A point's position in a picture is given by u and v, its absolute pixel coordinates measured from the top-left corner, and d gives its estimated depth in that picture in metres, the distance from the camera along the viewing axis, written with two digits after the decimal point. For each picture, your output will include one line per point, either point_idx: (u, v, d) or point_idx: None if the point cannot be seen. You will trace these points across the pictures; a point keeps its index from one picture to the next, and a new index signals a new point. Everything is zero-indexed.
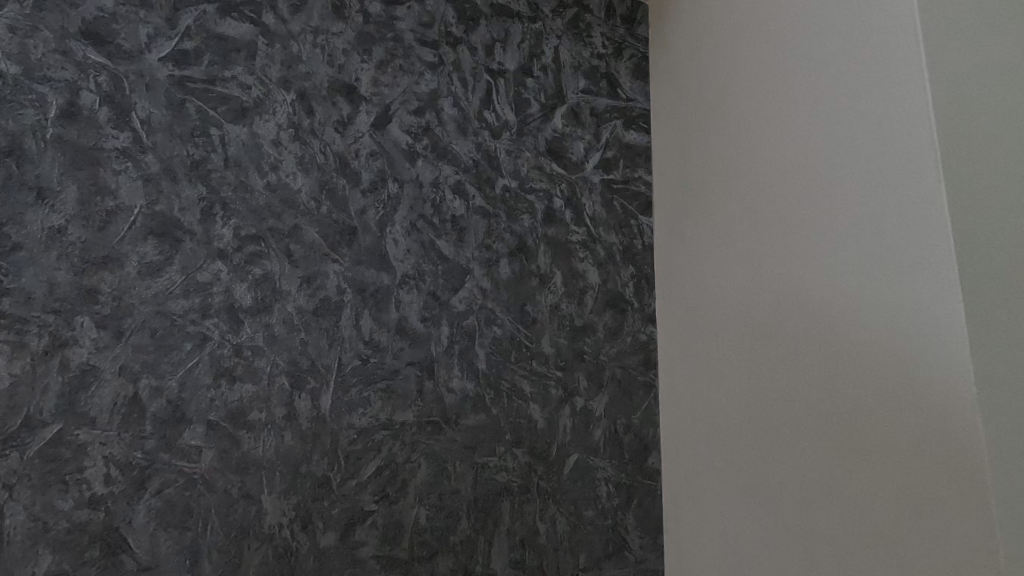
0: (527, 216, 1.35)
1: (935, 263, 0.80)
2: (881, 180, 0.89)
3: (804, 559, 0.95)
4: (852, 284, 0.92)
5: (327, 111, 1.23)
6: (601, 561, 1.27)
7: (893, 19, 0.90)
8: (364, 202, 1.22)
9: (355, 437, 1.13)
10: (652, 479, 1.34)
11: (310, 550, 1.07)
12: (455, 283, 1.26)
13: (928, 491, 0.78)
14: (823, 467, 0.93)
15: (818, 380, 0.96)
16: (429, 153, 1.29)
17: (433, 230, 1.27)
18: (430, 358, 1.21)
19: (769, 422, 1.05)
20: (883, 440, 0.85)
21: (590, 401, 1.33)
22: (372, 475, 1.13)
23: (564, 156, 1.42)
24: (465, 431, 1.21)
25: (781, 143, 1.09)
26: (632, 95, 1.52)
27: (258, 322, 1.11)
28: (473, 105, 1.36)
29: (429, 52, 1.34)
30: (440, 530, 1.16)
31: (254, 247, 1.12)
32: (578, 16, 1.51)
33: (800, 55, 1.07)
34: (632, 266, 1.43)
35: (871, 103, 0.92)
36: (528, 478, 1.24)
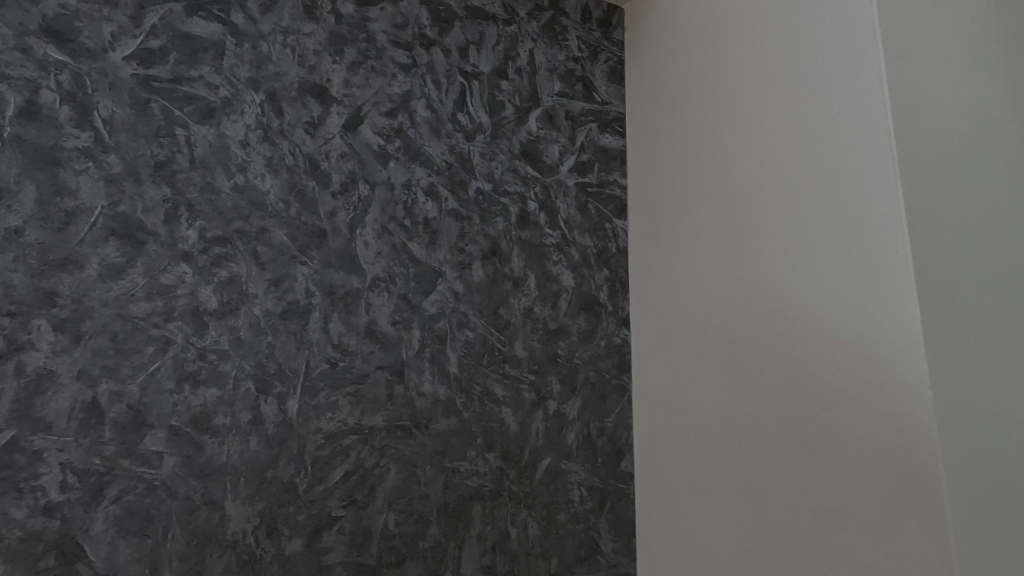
0: (501, 219, 1.35)
1: (894, 270, 0.81)
2: (844, 188, 0.90)
3: (769, 563, 0.96)
4: (815, 290, 0.93)
5: (297, 112, 1.21)
6: (573, 566, 1.26)
7: (854, 30, 0.92)
8: (334, 204, 1.21)
9: (322, 442, 1.12)
10: (625, 482, 1.34)
11: (275, 557, 1.05)
12: (427, 286, 1.25)
13: (887, 495, 0.79)
14: (787, 471, 0.93)
15: (783, 384, 0.97)
16: (401, 155, 1.29)
17: (405, 233, 1.26)
18: (400, 361, 1.20)
19: (735, 426, 1.05)
20: (844, 445, 0.85)
21: (563, 405, 1.32)
22: (340, 480, 1.12)
23: (538, 159, 1.42)
24: (436, 436, 1.20)
25: (748, 148, 1.10)
26: (608, 98, 1.52)
27: (223, 325, 1.09)
28: (447, 107, 1.35)
29: (402, 54, 1.33)
30: (409, 536, 1.15)
31: (220, 249, 1.11)
32: (553, 19, 1.51)
33: (767, 61, 1.08)
34: (607, 270, 1.43)
35: (833, 113, 0.93)
36: (500, 482, 1.24)
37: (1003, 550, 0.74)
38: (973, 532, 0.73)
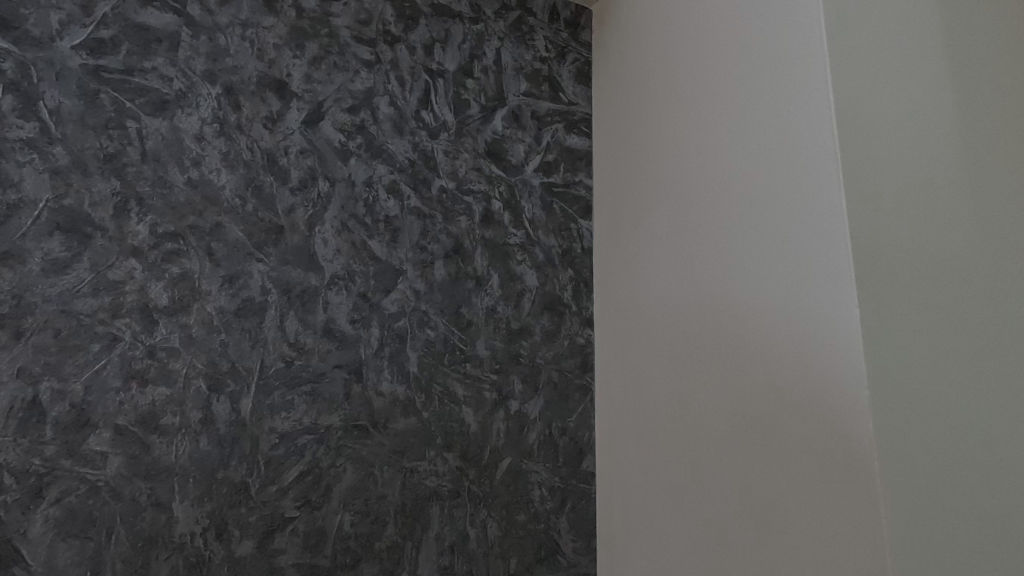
0: (464, 217, 1.34)
1: (836, 270, 0.82)
2: (789, 188, 0.91)
3: (719, 561, 0.96)
4: (763, 289, 0.94)
5: (255, 106, 1.20)
6: (532, 566, 1.26)
7: (802, 31, 0.93)
8: (293, 200, 1.19)
9: (276, 441, 1.10)
10: (586, 482, 1.34)
11: (224, 559, 1.03)
12: (387, 284, 1.24)
13: (828, 494, 0.80)
14: (737, 469, 0.94)
15: (734, 383, 0.97)
16: (363, 152, 1.27)
17: (365, 230, 1.24)
18: (358, 360, 1.19)
19: (689, 424, 1.06)
20: (789, 443, 0.87)
21: (524, 404, 1.32)
22: (295, 480, 1.10)
23: (503, 158, 1.41)
24: (394, 436, 1.19)
25: (704, 148, 1.11)
26: (575, 99, 1.53)
27: (174, 322, 1.07)
28: (410, 105, 1.34)
29: (366, 50, 1.32)
30: (365, 537, 1.14)
31: (172, 245, 1.08)
32: (520, 19, 1.51)
33: (724, 62, 1.09)
34: (571, 270, 1.43)
35: (782, 113, 0.95)
36: (459, 482, 1.23)
37: (940, 548, 0.75)
38: (910, 531, 0.74)
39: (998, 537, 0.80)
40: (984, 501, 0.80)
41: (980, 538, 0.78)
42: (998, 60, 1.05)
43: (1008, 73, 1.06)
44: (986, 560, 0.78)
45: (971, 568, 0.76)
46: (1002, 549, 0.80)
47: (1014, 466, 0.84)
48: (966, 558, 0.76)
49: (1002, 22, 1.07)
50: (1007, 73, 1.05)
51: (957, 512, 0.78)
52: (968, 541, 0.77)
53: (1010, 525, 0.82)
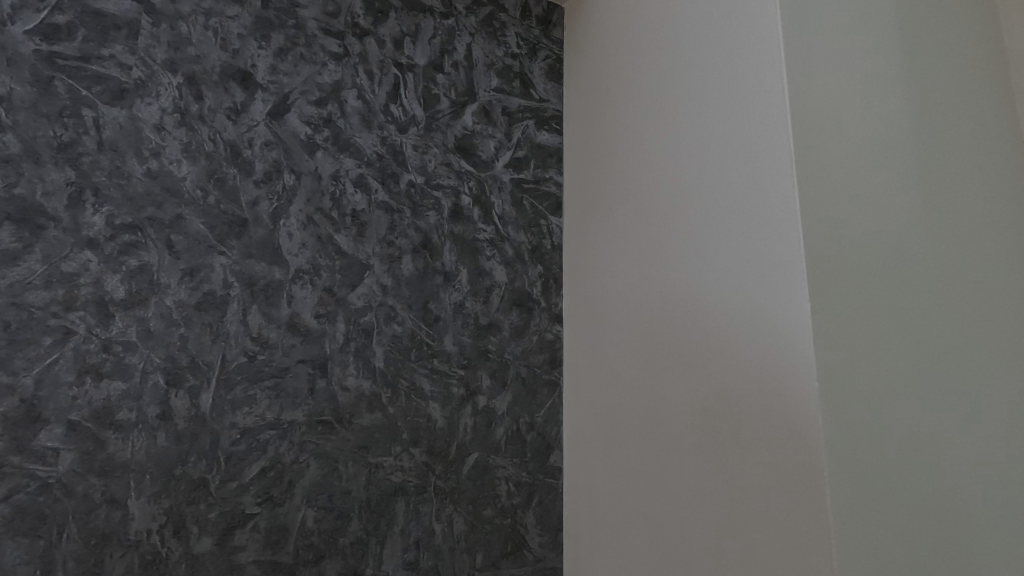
0: (433, 212, 1.34)
1: (788, 266, 0.84)
2: (746, 185, 0.93)
3: (677, 552, 0.98)
4: (722, 284, 0.95)
5: (218, 96, 1.18)
6: (498, 561, 1.26)
7: (760, 30, 0.94)
8: (256, 192, 1.18)
9: (238, 437, 1.09)
10: (553, 477, 1.35)
11: (182, 557, 1.02)
12: (353, 279, 1.23)
13: (778, 485, 0.81)
14: (695, 461, 0.96)
15: (694, 376, 0.99)
16: (330, 145, 1.26)
17: (332, 224, 1.23)
18: (323, 355, 1.18)
19: (652, 418, 1.07)
20: (744, 436, 0.88)
21: (492, 400, 1.32)
22: (256, 476, 1.09)
23: (473, 154, 1.41)
24: (359, 431, 1.19)
25: (669, 146, 1.12)
26: (546, 95, 1.54)
27: (131, 315, 1.05)
28: (379, 98, 1.33)
29: (334, 43, 1.31)
30: (329, 532, 1.13)
31: (130, 236, 1.06)
32: (492, 15, 1.51)
33: (687, 60, 1.10)
34: (541, 266, 1.44)
35: (740, 111, 0.96)
36: (425, 478, 1.23)
37: (892, 540, 0.76)
38: (857, 522, 0.75)
39: (951, 531, 0.81)
40: (935, 494, 0.81)
41: (932, 530, 0.79)
42: (951, 65, 1.08)
43: (961, 77, 1.09)
44: (939, 554, 0.79)
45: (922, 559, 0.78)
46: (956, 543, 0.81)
47: (966, 460, 0.86)
48: (919, 552, 0.78)
49: (954, 29, 1.10)
50: (959, 77, 1.08)
51: (909, 505, 0.78)
52: (921, 534, 0.78)
53: (964, 519, 0.83)
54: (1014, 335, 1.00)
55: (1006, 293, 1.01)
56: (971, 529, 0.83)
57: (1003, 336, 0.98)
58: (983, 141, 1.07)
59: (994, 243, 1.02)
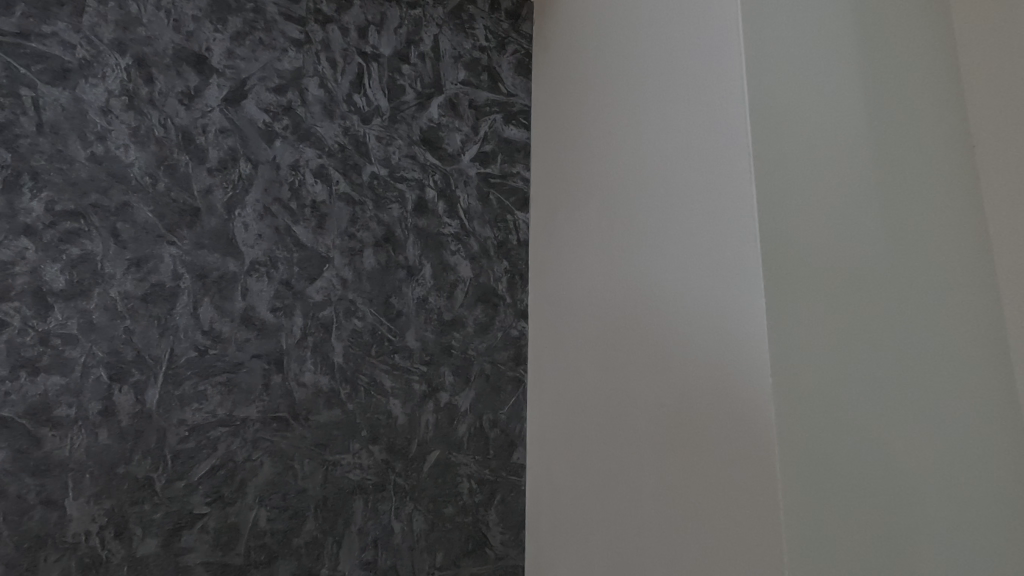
0: (396, 205, 1.31)
1: (744, 261, 0.83)
2: (708, 180, 0.92)
3: (637, 548, 0.97)
4: (685, 280, 0.95)
5: (170, 80, 1.13)
6: (459, 559, 1.25)
7: (721, 22, 0.93)
8: (210, 181, 1.14)
9: (186, 434, 1.05)
10: (516, 475, 1.34)
11: (124, 560, 0.98)
12: (312, 272, 1.20)
13: (732, 482, 0.81)
14: (656, 457, 0.95)
15: (656, 373, 0.99)
16: (289, 134, 1.23)
17: (289, 215, 1.20)
18: (279, 350, 1.15)
19: (616, 416, 1.07)
20: (702, 432, 0.87)
21: (455, 396, 1.30)
22: (205, 475, 1.05)
23: (439, 147, 1.39)
24: (316, 428, 1.15)
25: (634, 141, 1.11)
26: (514, 90, 1.53)
27: (72, 307, 1.01)
28: (342, 87, 1.30)
29: (295, 29, 1.27)
30: (282, 533, 1.09)
31: (71, 224, 1.02)
32: (460, 7, 1.49)
33: (652, 54, 1.09)
34: (506, 262, 1.43)
35: (702, 106, 0.95)
36: (385, 476, 1.20)
37: (846, 537, 0.76)
38: (813, 521, 0.74)
39: (905, 526, 0.82)
40: (891, 490, 0.81)
41: (887, 527, 0.80)
42: (923, 60, 1.07)
43: (935, 72, 1.07)
44: (892, 550, 0.79)
45: (876, 556, 0.78)
46: (909, 539, 0.81)
47: (923, 457, 0.86)
48: (873, 549, 0.78)
49: (926, 24, 1.10)
50: (932, 73, 1.07)
51: (864, 502, 0.79)
52: (874, 530, 0.78)
53: (919, 515, 0.83)
54: (987, 334, 0.98)
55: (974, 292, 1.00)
56: (925, 525, 0.84)
57: (973, 334, 0.97)
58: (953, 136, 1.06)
59: (964, 241, 1.01)
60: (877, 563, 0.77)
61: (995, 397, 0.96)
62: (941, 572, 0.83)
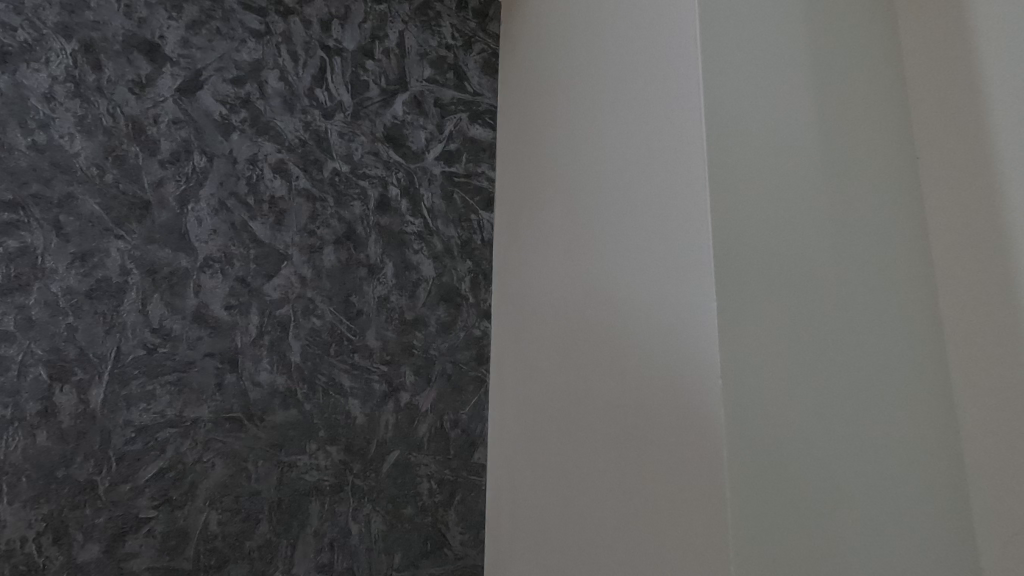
0: (358, 202, 1.29)
1: (699, 265, 0.85)
2: (665, 185, 0.93)
3: (592, 547, 0.99)
4: (642, 283, 0.96)
5: (120, 67, 1.09)
6: (418, 560, 1.24)
7: (681, 30, 0.94)
8: (161, 173, 1.10)
9: (132, 436, 1.01)
10: (477, 475, 1.34)
11: (63, 566, 0.94)
12: (270, 269, 1.17)
13: (684, 482, 0.82)
14: (612, 458, 0.97)
15: (613, 374, 1.00)
16: (247, 127, 1.19)
17: (246, 210, 1.17)
18: (233, 349, 1.12)
19: (574, 416, 1.08)
20: (657, 432, 0.89)
21: (415, 396, 1.29)
22: (153, 477, 1.01)
23: (402, 144, 1.37)
24: (271, 429, 1.13)
25: (597, 144, 1.12)
26: (480, 89, 1.53)
27: (10, 302, 0.96)
28: (303, 81, 1.27)
29: (254, 19, 1.24)
30: (234, 536, 1.07)
31: (10, 215, 0.98)
32: (426, 4, 1.48)
33: (614, 59, 1.10)
34: (470, 261, 1.43)
35: (662, 112, 0.96)
36: (342, 477, 1.18)
37: (790, 534, 0.78)
38: (758, 519, 0.76)
39: (845, 522, 0.85)
40: (833, 486, 0.85)
41: (828, 523, 0.83)
42: (871, 73, 1.12)
43: (884, 87, 1.12)
44: (833, 545, 0.83)
45: (818, 551, 0.81)
46: (847, 533, 0.85)
47: (862, 455, 0.90)
48: (816, 546, 0.80)
49: (874, 39, 1.15)
50: (877, 87, 1.12)
51: (807, 500, 0.81)
52: (816, 527, 0.81)
53: (857, 511, 0.87)
54: (926, 338, 1.03)
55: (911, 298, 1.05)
56: (863, 522, 0.87)
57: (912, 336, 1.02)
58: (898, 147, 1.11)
59: (905, 248, 1.06)
60: (819, 557, 0.81)
61: (932, 397, 1.01)
62: (876, 565, 0.87)
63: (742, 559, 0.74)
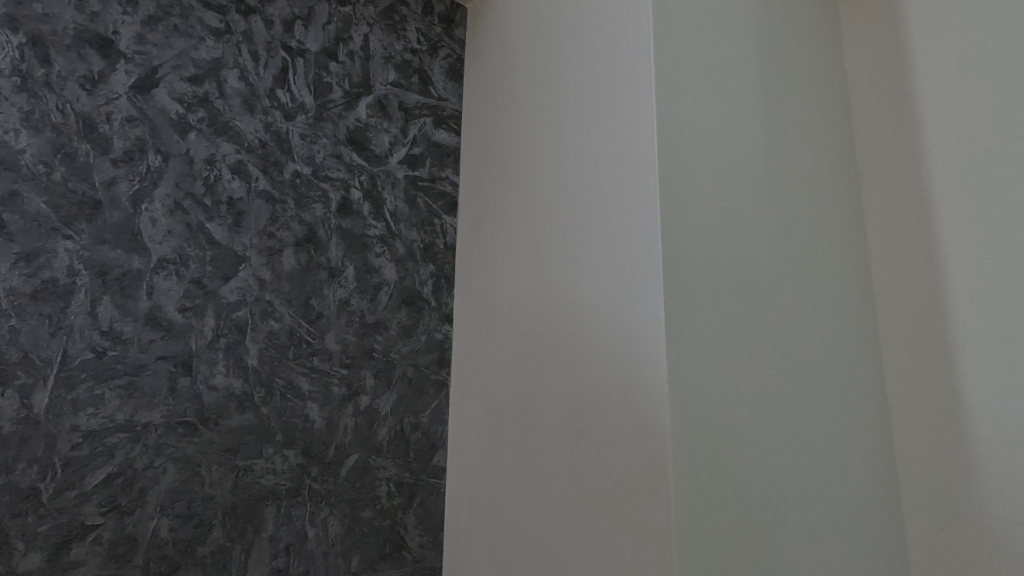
0: (320, 205, 1.29)
1: (648, 276, 0.88)
2: (619, 196, 0.97)
3: (545, 547, 1.02)
4: (596, 291, 0.99)
5: (70, 62, 1.06)
6: (376, 563, 1.24)
7: (637, 47, 0.97)
8: (114, 172, 1.07)
9: (79, 441, 0.98)
10: (436, 477, 1.36)
11: None
12: (227, 271, 1.16)
13: (632, 485, 0.86)
14: (566, 461, 1.00)
15: (568, 379, 1.03)
16: (204, 127, 1.18)
17: (203, 211, 1.15)
18: (188, 352, 1.10)
19: (531, 420, 1.10)
20: (607, 436, 0.92)
21: (375, 400, 1.30)
22: (101, 483, 0.99)
23: (366, 148, 1.38)
24: (226, 433, 1.11)
25: (556, 153, 1.15)
26: (445, 94, 1.54)
27: None
28: (264, 82, 1.26)
29: (214, 17, 1.22)
30: (186, 542, 1.05)
31: None
32: (392, 7, 1.49)
33: (574, 71, 1.13)
34: (432, 265, 1.44)
35: (617, 125, 0.99)
36: (300, 481, 1.18)
37: (729, 534, 0.82)
38: (699, 521, 0.80)
39: (780, 522, 0.90)
40: (770, 487, 0.90)
41: (765, 523, 0.87)
42: (802, 95, 1.20)
43: (813, 109, 1.21)
44: (770, 543, 0.87)
45: (755, 549, 0.85)
46: (783, 530, 0.90)
47: (796, 456, 0.96)
48: (754, 545, 0.85)
49: (806, 62, 1.23)
50: (809, 109, 1.20)
51: (746, 501, 0.86)
52: (754, 527, 0.86)
53: (792, 510, 0.92)
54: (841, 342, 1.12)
55: (835, 306, 1.13)
56: (797, 520, 0.93)
57: (833, 341, 1.10)
58: (823, 166, 1.20)
59: (828, 260, 1.14)
60: (757, 553, 0.85)
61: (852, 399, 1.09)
62: (809, 560, 0.93)
63: (684, 559, 0.77)
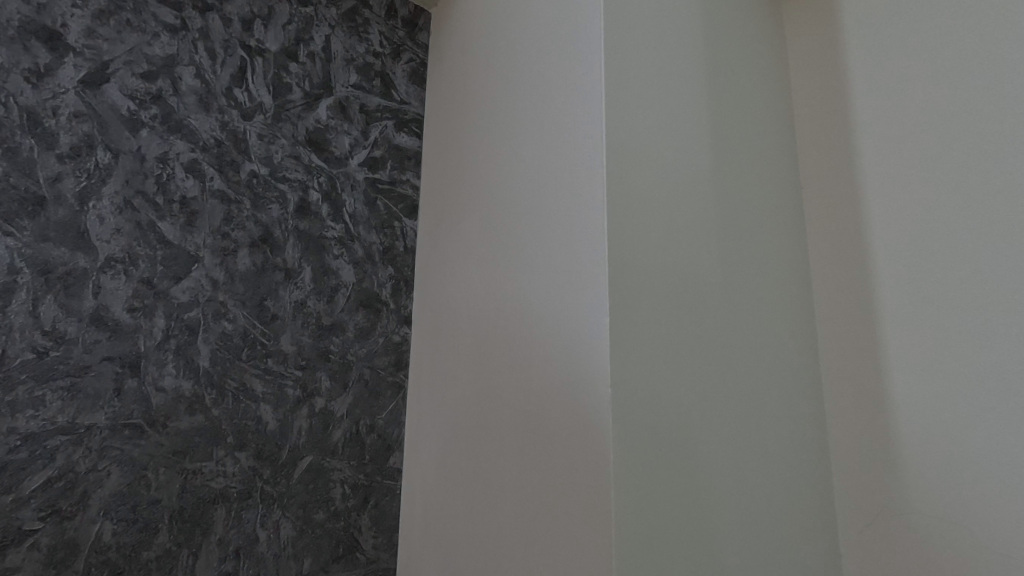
0: (276, 206, 1.28)
1: (595, 283, 0.91)
2: (570, 205, 0.99)
3: (494, 547, 1.04)
4: (547, 296, 1.02)
5: (14, 54, 1.03)
6: (329, 565, 1.24)
7: (588, 61, 1.01)
8: (59, 168, 1.05)
9: (16, 444, 0.95)
10: (391, 479, 1.37)
11: None
12: (178, 271, 1.14)
13: (575, 486, 0.88)
14: (515, 462, 1.02)
15: (519, 382, 1.05)
16: (157, 124, 1.16)
17: (154, 210, 1.13)
18: (136, 353, 1.08)
19: (483, 422, 1.12)
20: (555, 438, 0.95)
21: (331, 402, 1.30)
22: (39, 488, 0.96)
23: (325, 149, 1.37)
24: (175, 435, 1.10)
25: (512, 161, 1.17)
26: (406, 98, 1.55)
27: None
28: (221, 80, 1.25)
29: (169, 13, 1.21)
30: (130, 547, 1.03)
31: None
32: (355, 10, 1.49)
33: (530, 81, 1.16)
34: (391, 267, 1.45)
35: (570, 136, 1.02)
36: (251, 483, 1.17)
37: (667, 532, 0.86)
38: (638, 520, 0.83)
39: (717, 519, 0.94)
40: (708, 486, 0.94)
41: (702, 520, 0.92)
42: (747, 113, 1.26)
43: (756, 128, 1.28)
44: (706, 540, 0.92)
45: (692, 546, 0.89)
46: (721, 527, 0.95)
47: (734, 457, 1.01)
48: (691, 541, 0.89)
49: (751, 82, 1.30)
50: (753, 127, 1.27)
51: (684, 500, 0.90)
52: (691, 525, 0.90)
53: (729, 508, 0.97)
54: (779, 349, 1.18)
55: (775, 315, 1.19)
56: (733, 518, 0.97)
57: (772, 347, 1.16)
58: (767, 182, 1.27)
59: (769, 271, 1.20)
60: (693, 550, 0.89)
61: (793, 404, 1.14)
62: (743, 556, 0.98)
63: (624, 557, 0.80)
